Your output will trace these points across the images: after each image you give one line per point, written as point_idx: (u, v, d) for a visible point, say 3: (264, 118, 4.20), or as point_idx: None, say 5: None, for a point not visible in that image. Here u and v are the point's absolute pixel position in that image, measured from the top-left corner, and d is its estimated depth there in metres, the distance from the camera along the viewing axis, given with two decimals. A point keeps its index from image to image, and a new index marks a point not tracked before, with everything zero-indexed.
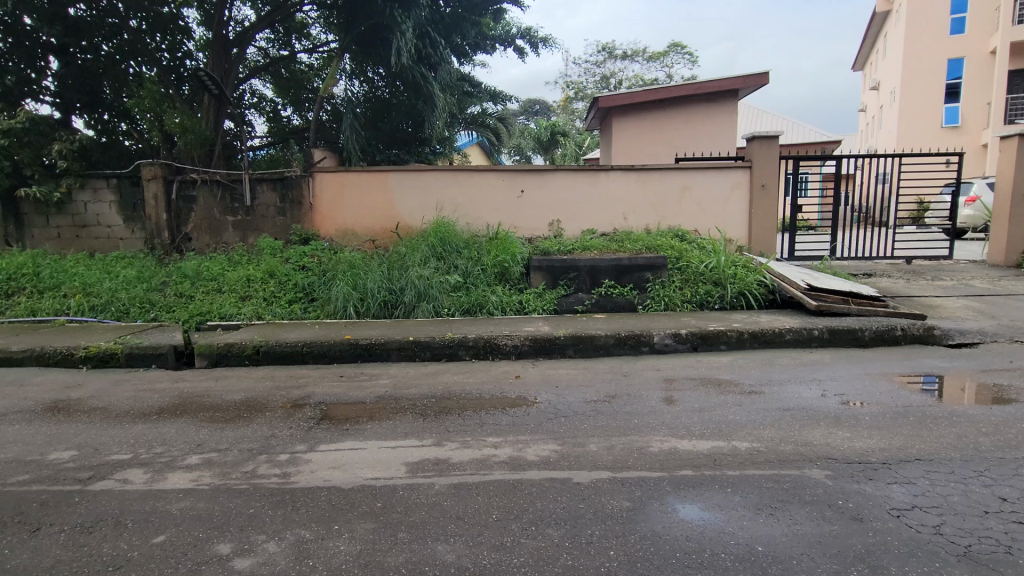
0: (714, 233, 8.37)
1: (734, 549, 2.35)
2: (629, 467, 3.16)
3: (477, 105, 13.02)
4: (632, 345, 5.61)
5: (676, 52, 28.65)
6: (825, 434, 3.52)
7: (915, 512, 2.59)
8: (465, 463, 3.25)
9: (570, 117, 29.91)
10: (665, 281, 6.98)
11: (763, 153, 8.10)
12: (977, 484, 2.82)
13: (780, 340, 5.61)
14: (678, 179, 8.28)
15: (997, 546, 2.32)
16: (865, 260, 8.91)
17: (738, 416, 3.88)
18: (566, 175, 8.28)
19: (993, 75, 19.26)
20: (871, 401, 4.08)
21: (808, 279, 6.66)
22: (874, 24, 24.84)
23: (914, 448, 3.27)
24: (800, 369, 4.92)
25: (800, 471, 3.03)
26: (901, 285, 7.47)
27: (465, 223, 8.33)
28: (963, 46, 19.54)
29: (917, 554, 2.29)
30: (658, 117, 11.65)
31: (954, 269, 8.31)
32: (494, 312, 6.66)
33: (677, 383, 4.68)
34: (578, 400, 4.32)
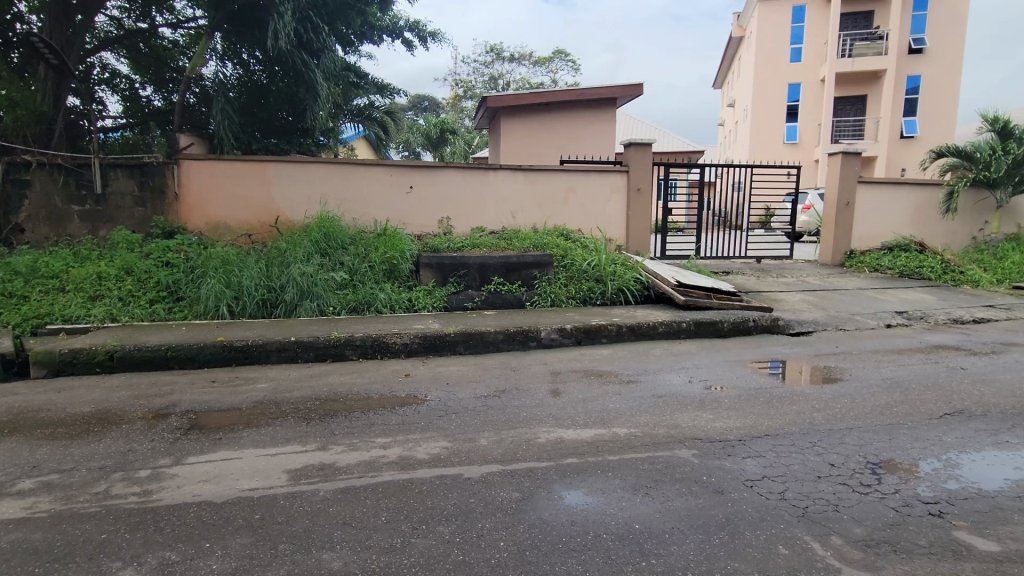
0: (595, 233, 8.86)
1: (615, 529, 2.53)
2: (518, 459, 3.26)
3: (363, 98, 12.51)
4: (520, 341, 5.78)
5: (560, 59, 29.59)
6: (692, 417, 3.88)
7: (764, 481, 2.95)
8: (351, 466, 3.16)
9: (459, 115, 29.90)
10: (551, 278, 7.25)
11: (639, 158, 8.70)
12: (812, 453, 3.28)
13: (654, 333, 6.08)
14: (563, 180, 8.64)
15: (828, 506, 2.72)
16: (724, 260, 9.93)
17: (616, 404, 4.17)
18: (456, 172, 8.30)
19: (823, 100, 22.27)
20: (729, 385, 4.57)
21: (677, 276, 7.27)
22: (732, 47, 27.63)
23: (763, 425, 3.73)
24: (671, 359, 5.37)
25: (671, 452, 3.33)
26: (752, 281, 8.44)
27: (351, 218, 8.04)
28: (801, 73, 22.40)
29: (766, 518, 2.61)
30: (543, 120, 12.11)
31: (794, 268, 9.53)
32: (382, 310, 6.50)
33: (562, 375, 4.90)
34: (469, 396, 4.38)
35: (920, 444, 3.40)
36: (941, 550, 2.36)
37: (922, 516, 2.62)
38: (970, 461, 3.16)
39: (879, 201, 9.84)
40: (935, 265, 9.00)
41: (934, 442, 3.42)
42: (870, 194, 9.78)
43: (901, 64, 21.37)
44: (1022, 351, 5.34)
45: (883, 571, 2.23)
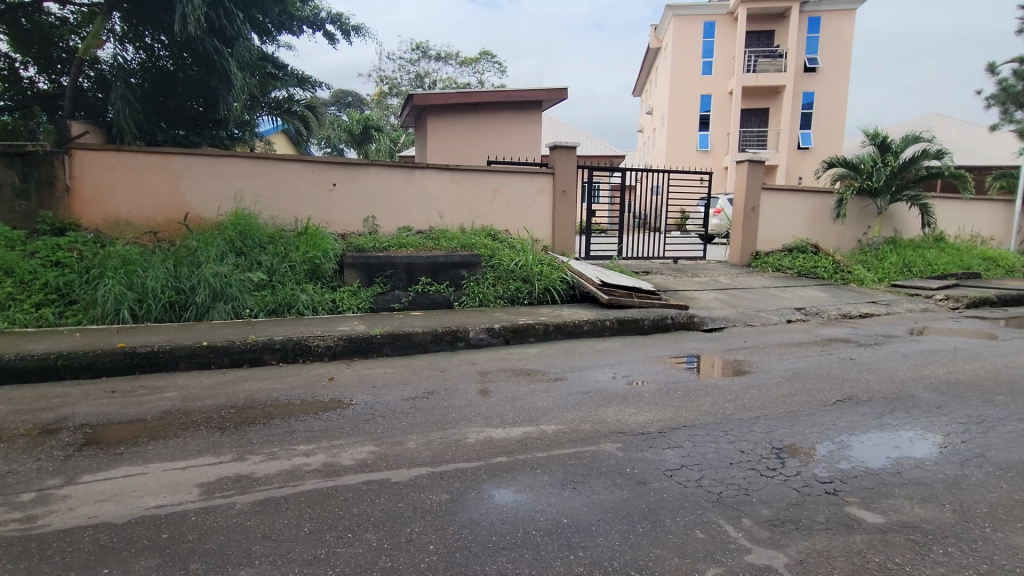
0: (523, 233, 8.97)
1: (543, 525, 2.58)
2: (448, 460, 3.24)
3: (281, 91, 11.89)
4: (448, 341, 5.75)
5: (486, 60, 29.70)
6: (615, 412, 4.03)
7: (683, 471, 3.12)
8: (271, 476, 3.02)
9: (384, 112, 29.28)
10: (479, 278, 7.26)
11: (564, 160, 8.91)
12: (726, 442, 3.50)
13: (579, 331, 6.25)
14: (490, 180, 8.69)
15: (739, 490, 2.91)
16: (644, 260, 10.38)
17: (544, 402, 4.25)
18: (381, 169, 8.13)
19: (732, 110, 23.75)
20: (649, 380, 4.79)
21: (601, 276, 7.52)
22: (650, 57, 28.97)
23: (680, 417, 3.94)
24: (596, 356, 5.55)
25: (597, 446, 3.44)
26: (670, 281, 8.87)
27: (269, 215, 7.68)
28: (713, 84, 23.82)
29: (685, 505, 2.76)
30: (469, 120, 12.15)
31: (708, 268, 10.11)
32: (303, 311, 6.25)
33: (491, 375, 4.92)
34: (396, 399, 4.30)
35: (817, 428, 3.72)
36: (836, 525, 2.59)
37: (820, 495, 2.87)
38: (859, 443, 3.50)
39: (781, 206, 10.65)
40: (828, 265, 9.85)
41: (829, 426, 3.75)
42: (773, 200, 10.56)
43: (798, 81, 23.21)
44: (899, 342, 5.98)
45: (788, 547, 2.42)
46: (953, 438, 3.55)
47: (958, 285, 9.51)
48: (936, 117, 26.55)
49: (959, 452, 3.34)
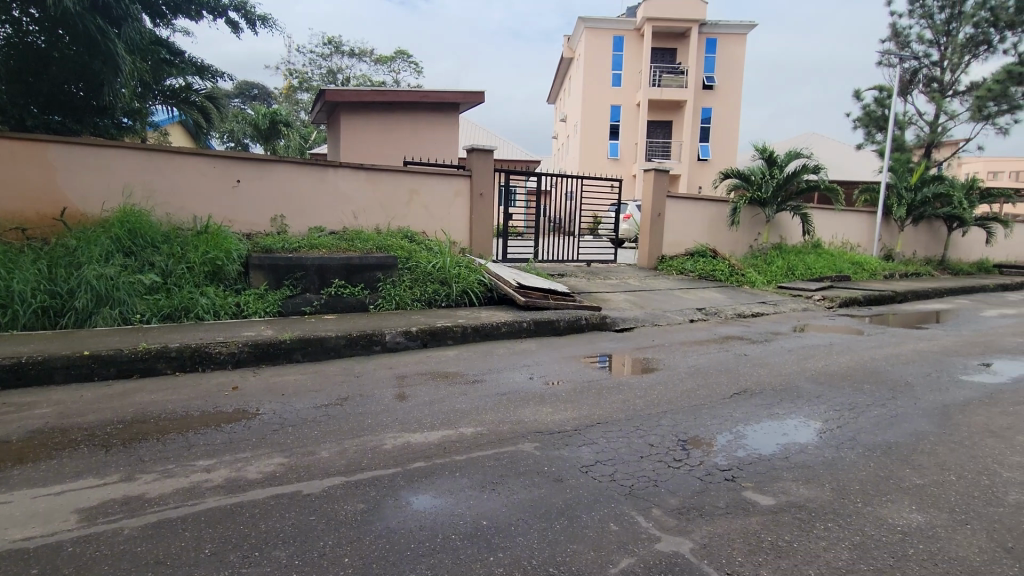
0: (440, 235, 8.91)
1: (462, 529, 2.58)
2: (363, 468, 3.15)
3: (177, 78, 11.00)
4: (363, 345, 5.59)
5: (402, 59, 29.18)
6: (533, 411, 4.11)
7: (597, 466, 3.24)
8: (166, 496, 2.79)
9: (293, 107, 27.97)
10: (396, 280, 7.12)
11: (481, 164, 8.96)
12: (636, 436, 3.68)
13: (497, 333, 6.30)
14: (406, 181, 8.56)
15: (649, 482, 3.07)
16: (559, 264, 10.65)
17: (462, 404, 4.25)
18: (290, 166, 7.77)
19: (640, 121, 24.98)
20: (565, 379, 4.93)
21: (518, 278, 7.63)
22: (564, 67, 29.89)
23: (593, 414, 4.09)
24: (513, 357, 5.62)
25: (516, 447, 3.49)
26: (584, 283, 9.17)
27: (163, 212, 7.08)
28: (623, 96, 24.96)
29: (599, 499, 2.87)
30: (385, 119, 11.94)
31: (619, 271, 10.56)
32: (203, 316, 5.84)
33: (408, 379, 4.85)
34: (308, 407, 4.13)
35: (717, 420, 4.00)
36: (735, 509, 2.80)
37: (721, 482, 3.08)
38: (753, 432, 3.80)
39: (683, 213, 11.36)
40: (726, 269, 10.62)
41: (727, 418, 4.05)
42: (676, 207, 11.25)
43: (698, 97, 24.85)
44: (785, 338, 6.57)
45: (693, 533, 2.58)
46: (830, 423, 3.96)
47: (833, 287, 10.60)
48: (813, 136, 29.53)
49: (836, 436, 3.72)
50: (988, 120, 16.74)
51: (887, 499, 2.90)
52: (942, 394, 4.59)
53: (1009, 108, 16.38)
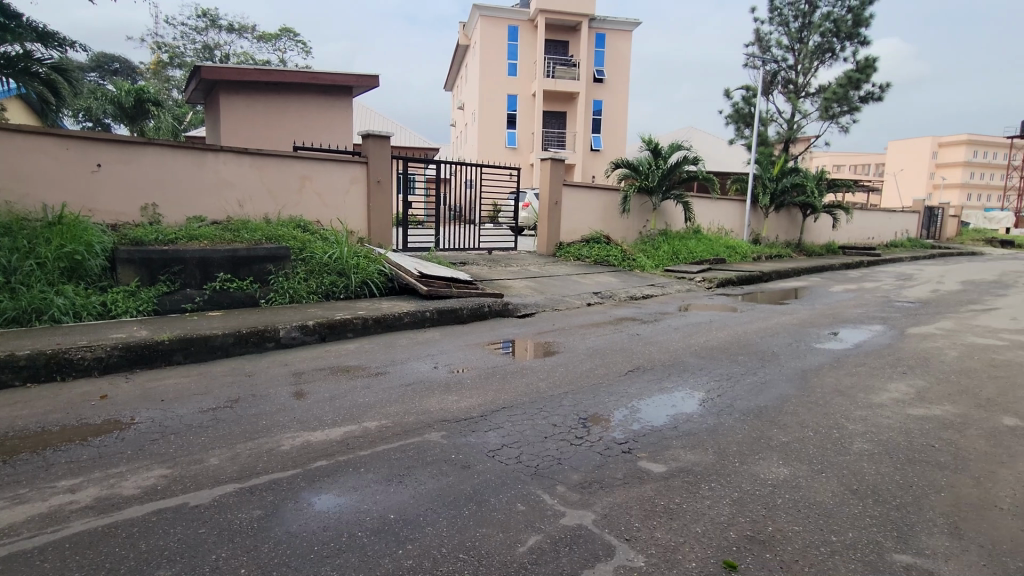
0: (335, 224, 8.56)
1: (369, 525, 2.54)
2: (258, 473, 2.99)
3: (12, 45, 9.21)
4: (255, 343, 5.25)
5: (289, 38, 27.30)
6: (438, 400, 4.12)
7: (504, 450, 3.32)
8: (21, 525, 2.47)
9: (163, 84, 25.25)
10: (289, 273, 6.73)
11: (377, 150, 8.69)
12: (540, 418, 3.81)
13: (399, 323, 6.20)
14: (296, 167, 8.10)
15: (553, 460, 3.20)
16: (461, 252, 10.65)
17: (365, 398, 4.16)
18: (162, 150, 7.05)
19: (536, 111, 25.47)
20: (469, 367, 4.98)
21: (419, 267, 7.54)
22: (461, 53, 29.61)
23: (498, 399, 4.17)
24: (416, 347, 5.57)
25: (421, 437, 3.48)
26: (485, 271, 9.25)
27: (2, 199, 6.10)
28: (519, 85, 25.27)
29: (506, 482, 2.95)
30: (271, 101, 11.19)
31: (519, 258, 10.77)
32: (60, 318, 5.17)
33: (306, 375, 4.64)
34: (192, 412, 3.81)
35: (614, 397, 4.25)
36: (631, 479, 3.01)
37: (618, 454, 3.29)
38: (646, 406, 4.09)
39: (579, 201, 11.80)
40: (619, 254, 11.21)
41: (623, 394, 4.31)
42: (572, 195, 11.66)
43: (590, 89, 25.77)
44: (671, 317, 7.10)
45: (594, 505, 2.73)
46: (711, 393, 4.36)
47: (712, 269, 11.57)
48: (692, 130, 31.84)
49: (715, 404, 4.11)
50: (833, 119, 19.01)
51: (759, 457, 3.26)
52: (801, 361, 5.21)
53: (849, 110, 18.71)
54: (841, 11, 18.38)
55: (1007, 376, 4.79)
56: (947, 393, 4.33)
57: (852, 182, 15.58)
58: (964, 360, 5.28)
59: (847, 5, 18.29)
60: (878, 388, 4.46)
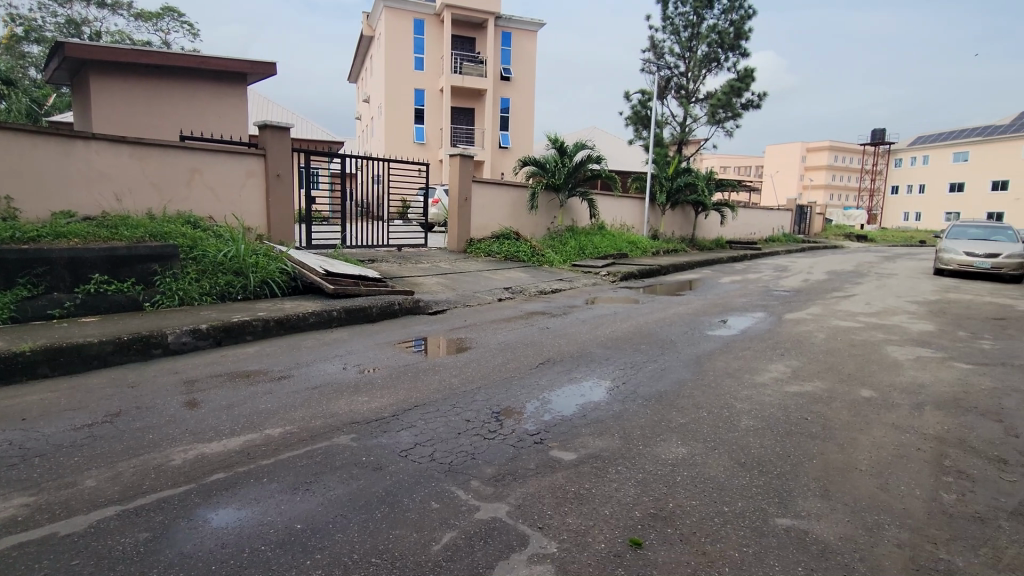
0: (230, 220, 7.98)
1: (273, 537, 2.42)
2: (144, 493, 2.74)
3: None
4: (138, 350, 4.79)
5: (171, 17, 24.94)
6: (348, 402, 4.00)
7: (416, 449, 3.29)
8: None
9: (17, 61, 22.12)
10: (178, 273, 6.20)
11: (276, 142, 8.22)
12: (453, 414, 3.82)
13: (304, 324, 5.92)
14: (183, 159, 7.47)
15: (467, 455, 3.23)
16: (368, 249, 10.35)
17: (268, 403, 3.94)
18: (18, 136, 6.19)
19: (443, 106, 25.24)
20: (380, 366, 4.87)
21: (324, 265, 7.23)
22: (364, 44, 28.67)
23: (410, 397, 4.12)
24: (323, 348, 5.35)
25: (329, 442, 3.36)
26: (395, 268, 9.05)
27: None
28: (426, 79, 24.92)
29: (419, 481, 2.93)
30: (151, 86, 10.20)
31: (429, 255, 10.65)
32: None
33: (199, 383, 4.30)
34: (60, 431, 3.40)
35: (526, 390, 4.35)
36: (543, 468, 3.10)
37: (530, 446, 3.38)
38: (556, 396, 4.23)
39: (488, 198, 11.88)
40: (528, 250, 11.43)
41: (534, 387, 4.43)
42: (481, 192, 11.72)
43: (496, 87, 25.95)
44: (579, 311, 7.37)
45: (507, 497, 2.79)
46: (616, 381, 4.59)
47: (616, 263, 12.14)
48: (594, 130, 33.11)
49: (620, 392, 4.34)
50: (719, 124, 20.58)
51: (660, 439, 3.49)
52: (695, 347, 5.64)
53: (732, 116, 20.36)
54: (724, 24, 19.91)
55: (863, 353, 5.50)
56: (816, 371, 4.88)
57: (736, 182, 16.98)
58: (829, 341, 5.97)
59: (729, 19, 19.86)
60: (760, 369, 4.94)
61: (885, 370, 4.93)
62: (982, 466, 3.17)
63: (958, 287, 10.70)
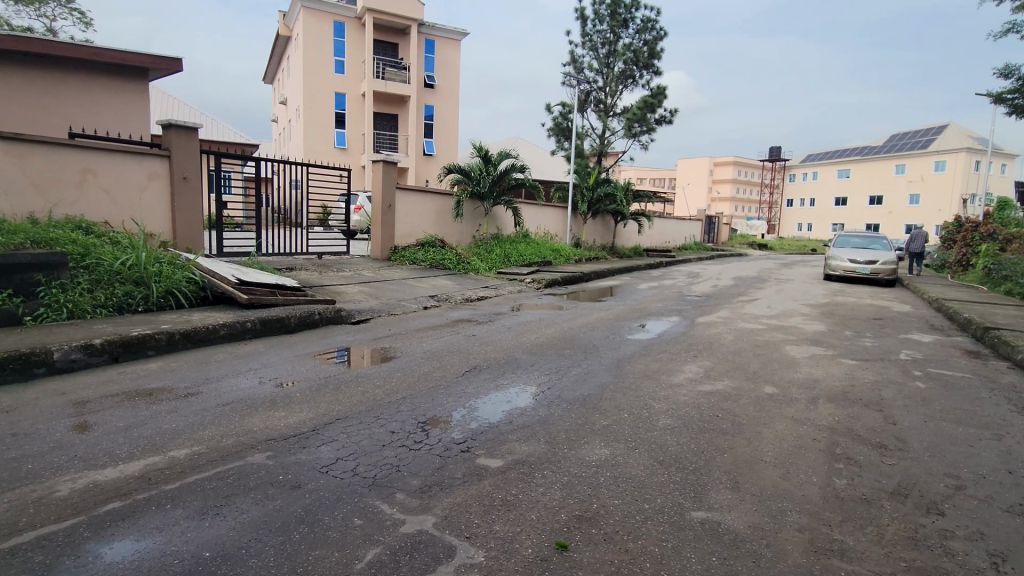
0: (129, 226, 7.36)
1: (178, 568, 2.24)
2: (21, 530, 2.45)
3: None
4: (17, 370, 4.29)
5: None
6: (263, 418, 3.79)
7: (338, 464, 3.18)
8: None
9: None
10: (67, 283, 5.63)
11: (182, 143, 7.67)
12: (377, 426, 3.73)
13: (215, 337, 5.55)
14: (72, 158, 6.82)
15: (393, 468, 3.16)
16: (286, 257, 9.90)
17: (173, 423, 3.66)
18: None
19: (364, 111, 24.65)
20: (299, 379, 4.66)
21: (237, 273, 6.82)
22: (280, 45, 27.48)
23: (332, 411, 3.98)
24: (236, 362, 5.04)
25: (242, 461, 3.17)
26: (314, 276, 8.71)
27: None
28: (346, 83, 24.24)
29: (341, 497, 2.83)
30: (34, 77, 9.22)
31: (351, 263, 10.34)
32: None
33: (92, 404, 3.91)
34: None
35: (452, 398, 4.33)
36: (470, 477, 3.09)
37: (457, 454, 3.37)
38: (483, 403, 4.24)
39: (412, 205, 11.72)
40: (453, 258, 11.39)
41: (461, 395, 4.41)
42: (404, 199, 11.55)
43: (419, 94, 25.70)
44: (505, 318, 7.45)
45: (434, 508, 2.76)
46: (541, 387, 4.67)
47: (540, 270, 12.37)
48: (518, 140, 33.65)
49: (546, 397, 4.43)
50: (635, 138, 21.57)
51: (584, 442, 3.59)
52: (616, 351, 5.86)
53: (647, 130, 21.41)
54: (638, 43, 20.94)
55: (766, 353, 5.95)
56: (725, 371, 5.22)
57: (652, 193, 17.85)
58: (736, 342, 6.42)
59: (643, 38, 20.90)
60: (676, 370, 5.22)
61: (785, 368, 5.37)
62: (866, 452, 3.52)
63: (844, 291, 11.84)
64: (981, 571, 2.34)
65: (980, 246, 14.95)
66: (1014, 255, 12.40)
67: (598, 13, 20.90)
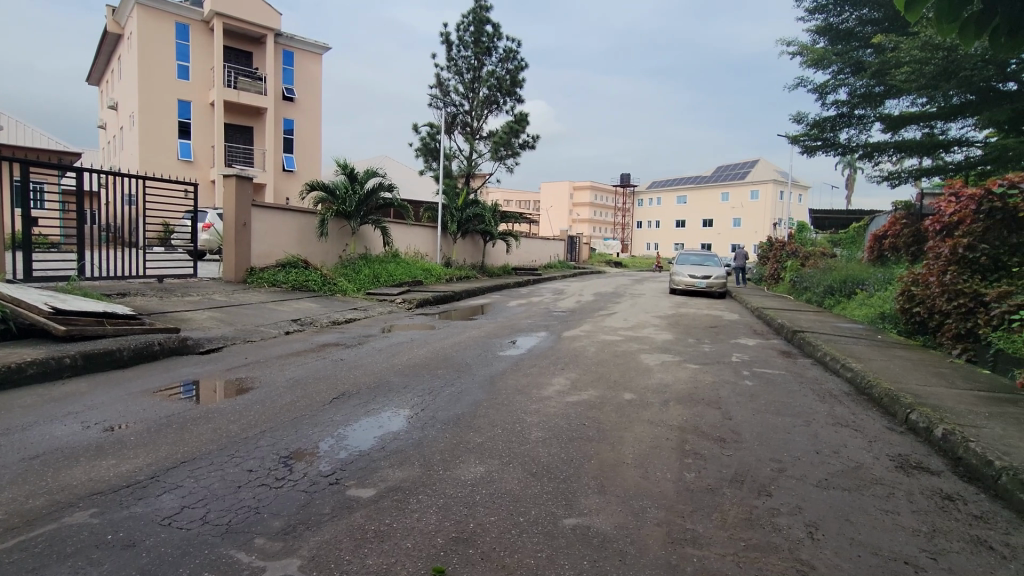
0: None
1: None
2: None
3: None
4: None
5: None
6: (86, 470, 3.26)
7: (183, 513, 2.83)
8: None
9: None
10: None
11: None
12: (231, 466, 3.39)
13: (22, 378, 4.66)
14: None
15: (250, 511, 2.89)
16: (116, 281, 8.66)
17: None
18: None
19: (212, 122, 22.61)
20: (134, 421, 4.07)
21: (51, 302, 5.83)
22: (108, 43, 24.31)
23: (176, 454, 3.54)
24: (51, 406, 4.27)
25: (57, 524, 2.69)
26: (154, 302, 7.73)
27: None
28: (190, 90, 22.09)
29: (188, 550, 2.52)
30: None
31: (199, 286, 9.35)
32: None
33: None
34: None
35: (319, 429, 4.07)
36: (339, 511, 2.94)
37: (324, 488, 3.18)
38: (352, 431, 4.05)
39: (269, 224, 10.94)
40: (317, 279, 10.80)
41: (329, 423, 4.18)
42: (261, 217, 10.74)
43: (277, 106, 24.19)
44: (375, 339, 7.22)
45: (299, 550, 2.57)
46: (415, 409, 4.59)
47: (411, 290, 12.20)
48: (384, 158, 33.09)
49: (419, 419, 4.35)
50: (501, 161, 22.31)
51: (460, 461, 3.60)
52: (488, 368, 5.98)
53: (512, 154, 22.29)
54: (502, 72, 21.82)
55: (624, 362, 6.46)
56: (589, 381, 5.57)
57: (518, 214, 18.55)
58: (598, 353, 6.88)
59: (506, 67, 21.82)
60: (545, 383, 5.45)
61: (641, 375, 5.87)
62: (709, 446, 3.96)
63: (687, 303, 13.27)
64: (799, 541, 2.75)
65: (787, 261, 17.66)
66: (812, 269, 14.82)
67: (462, 39, 21.45)
